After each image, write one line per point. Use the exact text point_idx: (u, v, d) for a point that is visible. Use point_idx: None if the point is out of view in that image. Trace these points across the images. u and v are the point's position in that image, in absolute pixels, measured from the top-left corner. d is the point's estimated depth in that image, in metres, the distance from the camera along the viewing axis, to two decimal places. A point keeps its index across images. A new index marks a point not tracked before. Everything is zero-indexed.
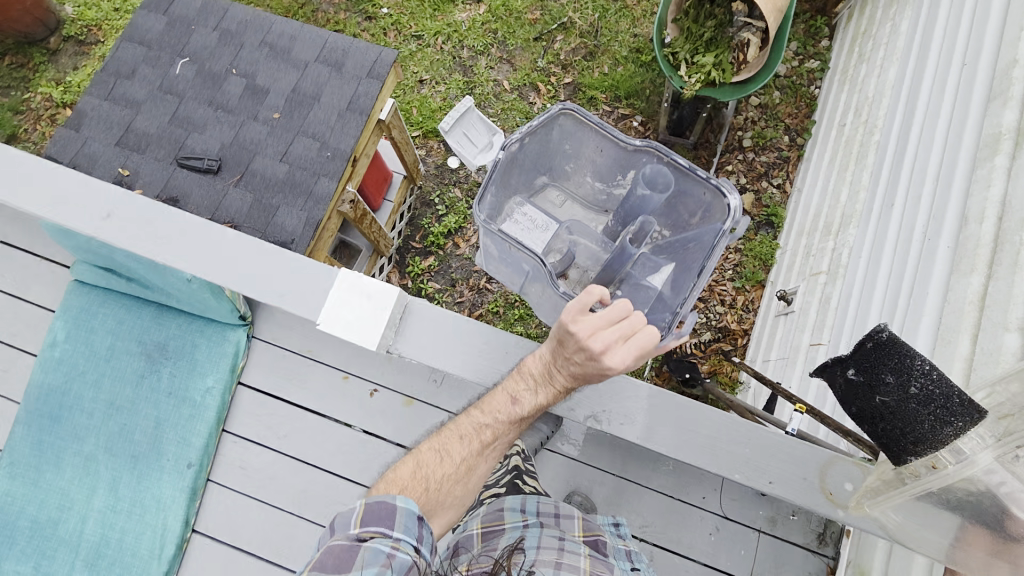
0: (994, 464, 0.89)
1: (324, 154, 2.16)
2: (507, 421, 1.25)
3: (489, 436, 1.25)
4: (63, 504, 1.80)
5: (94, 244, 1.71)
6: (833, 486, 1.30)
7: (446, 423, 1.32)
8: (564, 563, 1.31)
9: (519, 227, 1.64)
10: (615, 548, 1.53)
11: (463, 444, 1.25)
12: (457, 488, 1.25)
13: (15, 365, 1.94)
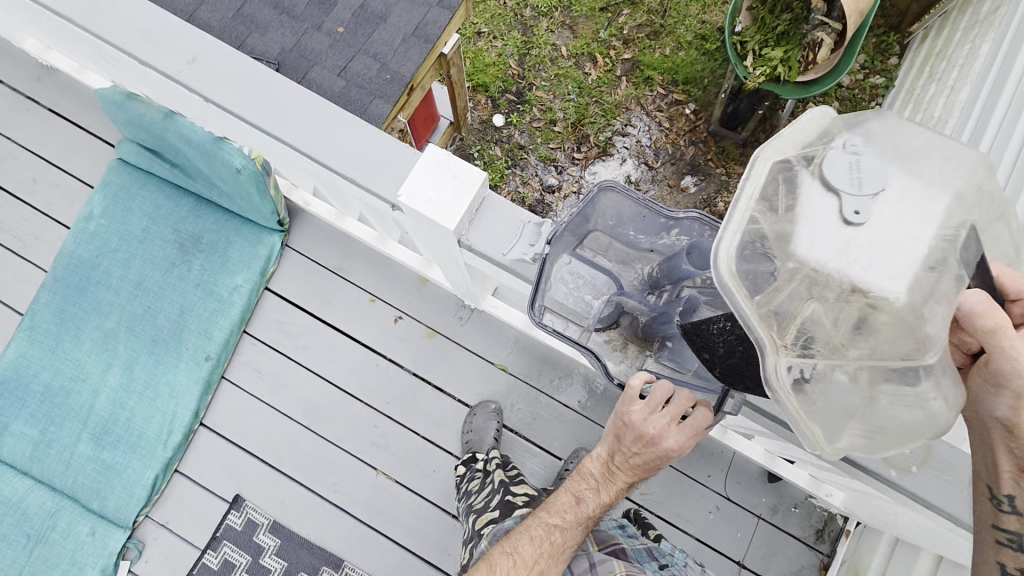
0: (793, 360, 0.76)
1: (383, 76, 2.13)
2: (570, 521, 1.20)
3: (556, 541, 1.20)
4: (77, 376, 1.79)
5: (145, 119, 1.66)
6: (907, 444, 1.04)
7: (514, 528, 1.27)
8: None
9: (566, 296, 1.13)
10: (635, 550, 1.50)
11: (530, 552, 1.20)
12: None
13: (46, 233, 1.92)
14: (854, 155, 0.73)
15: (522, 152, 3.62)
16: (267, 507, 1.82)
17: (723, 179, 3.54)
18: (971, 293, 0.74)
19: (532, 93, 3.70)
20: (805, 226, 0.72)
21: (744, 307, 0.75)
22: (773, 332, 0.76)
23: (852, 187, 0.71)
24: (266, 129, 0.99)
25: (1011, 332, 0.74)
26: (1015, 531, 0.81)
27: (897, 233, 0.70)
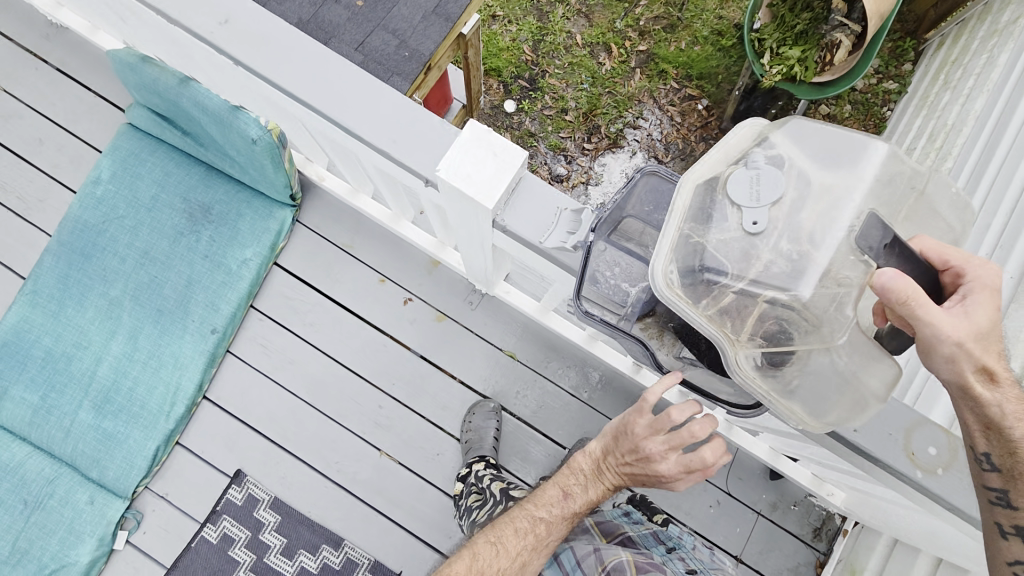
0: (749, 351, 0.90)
1: (401, 53, 2.09)
2: (558, 513, 1.26)
3: (543, 533, 1.24)
4: (79, 343, 1.75)
5: (158, 83, 1.61)
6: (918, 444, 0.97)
7: (498, 517, 1.30)
8: (611, 569, 1.31)
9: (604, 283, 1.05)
10: (642, 536, 1.52)
11: (516, 542, 1.23)
12: None
13: (51, 196, 1.88)
14: (755, 171, 0.88)
15: (532, 139, 3.59)
16: (269, 483, 1.81)
17: None
18: (880, 272, 0.82)
19: (545, 80, 3.66)
20: (717, 237, 0.89)
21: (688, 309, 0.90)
22: (724, 327, 0.90)
23: (752, 202, 0.87)
24: (297, 97, 0.96)
25: (925, 300, 0.82)
26: (999, 488, 0.91)
27: (801, 234, 0.84)
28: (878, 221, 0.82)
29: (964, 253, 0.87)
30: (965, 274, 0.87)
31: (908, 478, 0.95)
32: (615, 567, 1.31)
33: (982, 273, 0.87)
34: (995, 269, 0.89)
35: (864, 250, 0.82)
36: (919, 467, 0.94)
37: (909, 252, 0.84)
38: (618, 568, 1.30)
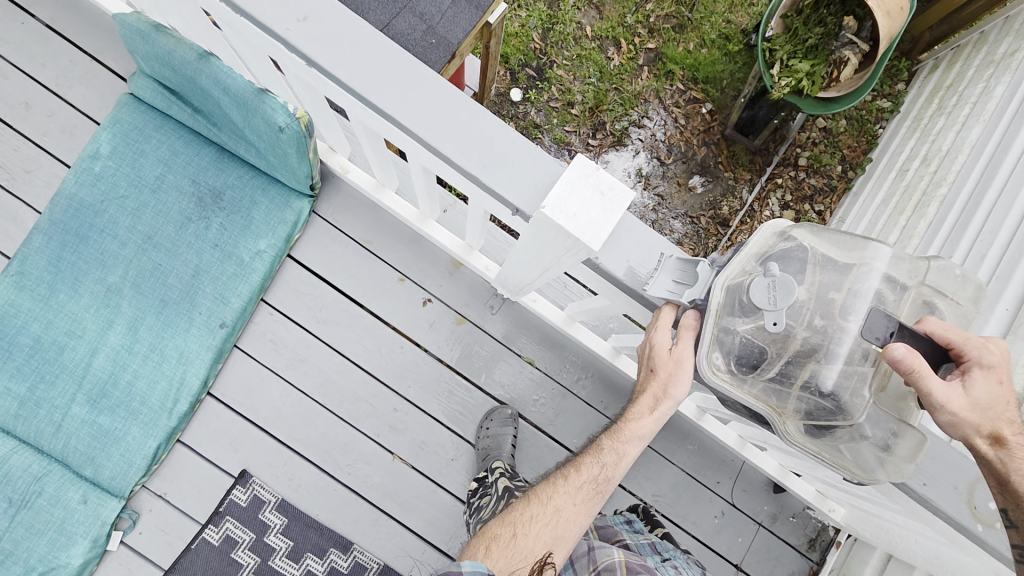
0: (801, 427, 0.96)
1: (428, 40, 2.01)
2: (590, 454, 1.20)
3: (582, 479, 1.16)
4: (73, 332, 1.62)
5: (173, 56, 1.47)
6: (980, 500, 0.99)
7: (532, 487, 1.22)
8: (602, 569, 1.19)
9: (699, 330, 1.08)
10: (639, 544, 1.40)
11: (552, 493, 1.16)
12: (546, 532, 1.09)
13: (39, 167, 1.72)
14: (770, 278, 0.91)
15: (537, 131, 3.53)
16: (275, 484, 1.74)
17: (730, 183, 3.59)
18: (890, 347, 0.85)
19: (552, 71, 3.59)
20: (748, 327, 0.95)
21: (739, 388, 0.97)
22: (769, 403, 0.97)
23: (770, 306, 0.90)
24: (373, 106, 0.88)
25: (928, 374, 0.85)
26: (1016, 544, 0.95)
27: (832, 308, 0.92)
28: (878, 316, 0.87)
29: (965, 331, 0.90)
30: (966, 354, 0.89)
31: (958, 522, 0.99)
32: (606, 567, 1.18)
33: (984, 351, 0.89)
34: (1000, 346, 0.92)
35: (870, 341, 0.88)
36: (980, 521, 0.98)
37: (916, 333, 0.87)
38: (609, 568, 1.18)
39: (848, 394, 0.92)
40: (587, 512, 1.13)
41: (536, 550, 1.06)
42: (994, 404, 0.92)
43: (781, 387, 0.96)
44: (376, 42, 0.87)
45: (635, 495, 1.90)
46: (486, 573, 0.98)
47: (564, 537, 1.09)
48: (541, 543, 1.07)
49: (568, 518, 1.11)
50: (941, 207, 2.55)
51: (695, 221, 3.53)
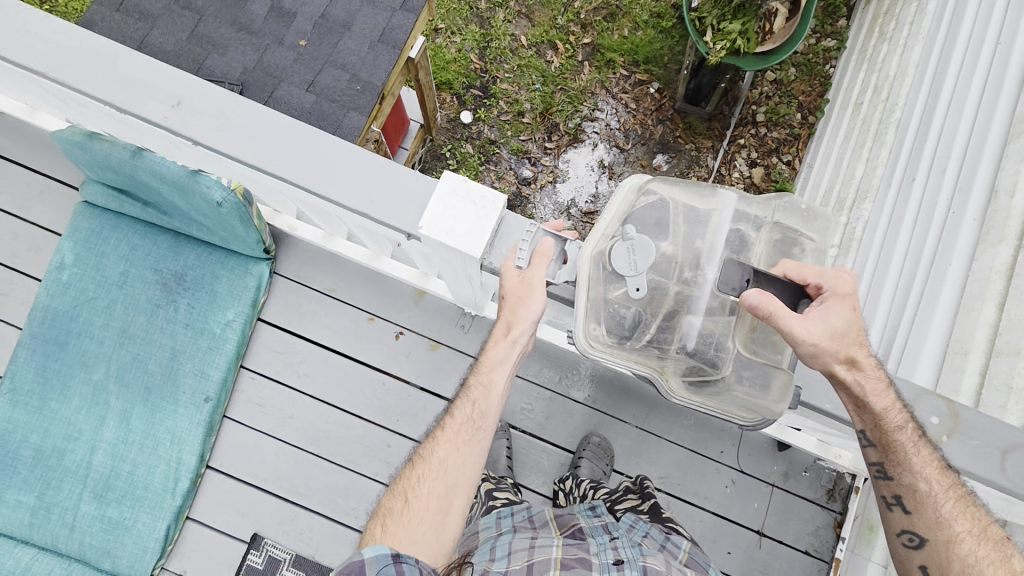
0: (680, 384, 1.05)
1: (354, 87, 2.07)
2: (461, 398, 1.10)
3: (457, 421, 1.09)
4: (70, 435, 1.70)
5: (113, 159, 1.57)
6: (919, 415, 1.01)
7: (415, 451, 1.13)
8: (536, 562, 1.07)
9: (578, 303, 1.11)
10: (592, 527, 1.21)
11: (433, 447, 1.08)
12: (438, 487, 1.03)
13: (14, 288, 1.81)
14: (630, 241, 0.96)
15: (494, 146, 3.56)
16: (287, 540, 1.77)
17: (693, 154, 3.61)
18: (745, 295, 0.90)
19: (496, 86, 3.63)
20: (618, 294, 0.99)
21: (618, 354, 1.04)
22: (651, 365, 1.05)
23: (633, 271, 0.96)
24: (259, 171, 0.93)
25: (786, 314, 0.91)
26: (877, 462, 1.06)
27: (698, 258, 0.99)
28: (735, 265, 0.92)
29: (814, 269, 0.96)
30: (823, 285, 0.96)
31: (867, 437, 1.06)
32: (541, 561, 1.07)
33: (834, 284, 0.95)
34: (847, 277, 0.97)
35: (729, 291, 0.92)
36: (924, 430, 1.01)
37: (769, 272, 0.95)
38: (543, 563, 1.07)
39: (712, 353, 0.99)
40: (475, 451, 1.06)
41: (430, 509, 1.01)
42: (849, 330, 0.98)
43: (659, 350, 1.02)
44: (253, 112, 0.93)
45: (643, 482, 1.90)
46: (389, 555, 0.92)
47: (456, 485, 1.03)
48: (434, 499, 1.02)
49: (454, 465, 1.05)
50: (897, 134, 2.59)
51: None
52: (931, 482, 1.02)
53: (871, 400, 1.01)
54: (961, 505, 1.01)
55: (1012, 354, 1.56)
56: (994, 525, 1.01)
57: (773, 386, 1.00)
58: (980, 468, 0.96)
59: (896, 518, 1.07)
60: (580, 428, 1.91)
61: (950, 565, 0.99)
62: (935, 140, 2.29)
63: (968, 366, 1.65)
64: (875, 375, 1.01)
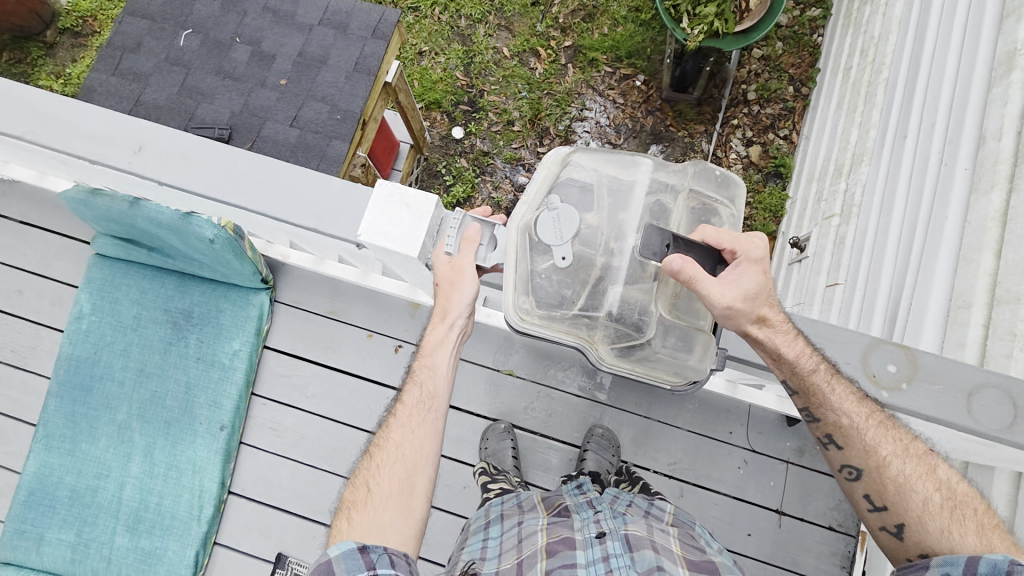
0: (608, 352, 1.15)
1: (335, 117, 2.16)
2: (409, 385, 1.17)
3: (409, 407, 1.14)
4: (101, 473, 1.81)
5: (114, 211, 1.68)
6: (876, 368, 1.02)
7: (369, 445, 1.16)
8: (525, 557, 1.12)
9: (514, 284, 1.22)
10: (577, 503, 1.31)
11: (389, 435, 1.13)
12: (399, 469, 1.08)
13: (42, 342, 1.96)
14: (554, 211, 1.07)
15: (487, 158, 3.62)
16: (310, 558, 1.83)
17: (687, 141, 3.60)
18: (667, 261, 1.00)
19: (484, 99, 3.71)
20: (546, 265, 1.11)
21: (551, 325, 1.14)
22: (582, 334, 1.15)
23: (559, 239, 1.07)
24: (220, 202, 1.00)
25: (703, 278, 1.01)
26: (803, 408, 1.13)
27: (620, 227, 1.13)
28: (654, 232, 0.99)
29: (732, 235, 1.05)
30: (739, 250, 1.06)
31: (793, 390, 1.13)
32: (529, 556, 1.12)
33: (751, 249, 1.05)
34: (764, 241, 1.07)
35: (650, 257, 0.99)
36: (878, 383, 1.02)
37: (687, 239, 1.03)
38: (531, 556, 1.12)
39: (637, 317, 1.12)
40: (430, 432, 1.12)
41: (393, 491, 1.05)
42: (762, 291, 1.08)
43: (590, 320, 1.13)
44: (211, 149, 1.01)
45: (653, 470, 1.89)
46: (355, 547, 0.97)
47: (416, 467, 1.08)
48: (396, 481, 1.06)
49: (412, 449, 1.10)
50: (887, 93, 2.52)
51: None
52: (852, 416, 1.09)
53: (783, 350, 1.08)
54: (885, 430, 1.08)
55: (1013, 300, 1.49)
56: (916, 442, 1.10)
57: (693, 343, 1.15)
58: (948, 413, 0.97)
59: (833, 454, 1.14)
60: (584, 422, 1.93)
61: (887, 489, 1.07)
62: (923, 93, 2.22)
63: (971, 318, 1.60)
64: (783, 326, 1.08)
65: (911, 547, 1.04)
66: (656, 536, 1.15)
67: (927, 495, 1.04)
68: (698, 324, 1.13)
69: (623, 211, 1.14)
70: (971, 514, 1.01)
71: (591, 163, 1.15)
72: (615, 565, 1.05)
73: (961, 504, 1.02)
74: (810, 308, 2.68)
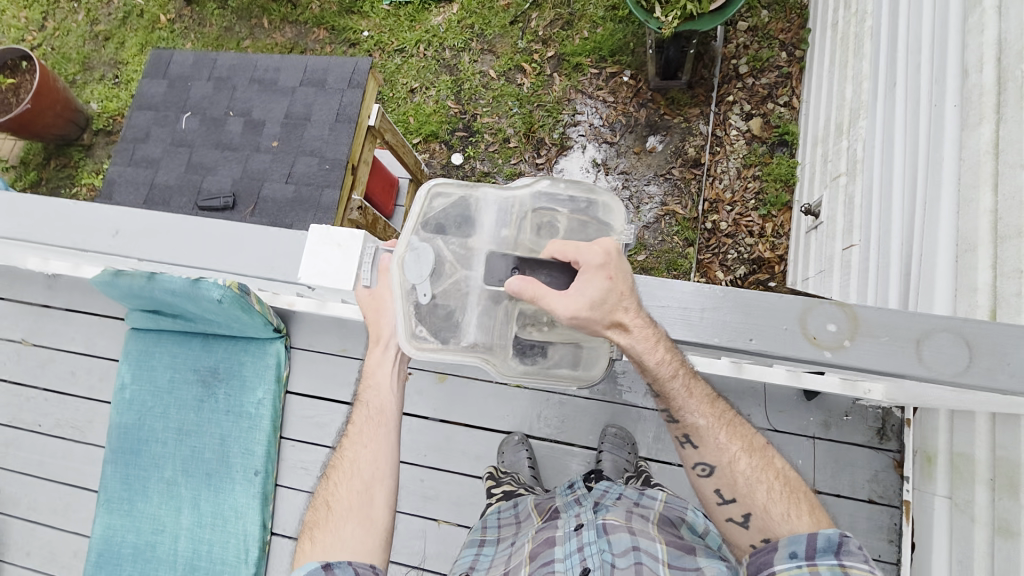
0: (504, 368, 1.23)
1: (324, 167, 2.29)
2: (358, 409, 1.32)
3: (361, 425, 1.29)
4: (157, 528, 1.98)
5: (135, 288, 1.86)
6: (815, 328, 0.87)
7: (329, 466, 1.31)
8: (511, 566, 1.22)
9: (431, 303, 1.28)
10: (568, 502, 1.39)
11: (345, 455, 1.28)
12: (356, 484, 1.23)
13: (97, 415, 2.17)
14: (415, 250, 1.09)
15: (489, 178, 3.70)
16: None
17: (683, 126, 3.55)
18: (507, 284, 0.98)
19: (478, 122, 3.81)
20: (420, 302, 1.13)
21: (444, 351, 1.17)
22: (482, 354, 1.20)
23: (420, 278, 1.10)
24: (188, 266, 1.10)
25: (545, 294, 0.97)
26: (664, 409, 1.17)
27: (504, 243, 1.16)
28: (495, 259, 1.01)
29: (575, 245, 0.99)
30: (582, 259, 0.98)
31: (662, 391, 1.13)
32: (515, 564, 1.21)
33: (591, 257, 0.98)
34: (614, 247, 1.00)
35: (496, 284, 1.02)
36: (823, 346, 0.86)
37: (535, 261, 1.00)
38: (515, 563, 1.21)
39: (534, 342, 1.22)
40: (381, 445, 1.26)
41: (353, 506, 1.20)
42: (608, 296, 0.97)
43: (484, 343, 1.19)
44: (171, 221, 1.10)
45: (674, 463, 1.87)
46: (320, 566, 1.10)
47: (374, 480, 1.22)
48: (355, 496, 1.21)
49: (369, 464, 1.24)
50: (873, 41, 2.42)
51: (668, 176, 3.50)
52: (705, 416, 1.15)
53: (645, 357, 1.00)
54: (733, 429, 1.16)
55: (1015, 235, 1.40)
56: (758, 437, 1.19)
57: (584, 361, 1.26)
58: (896, 364, 0.84)
59: (689, 453, 1.18)
60: (597, 423, 1.93)
61: (737, 483, 1.14)
62: (906, 34, 2.12)
63: (978, 261, 1.49)
64: (644, 334, 0.97)
65: (755, 533, 1.14)
66: (634, 522, 1.22)
67: (769, 485, 1.14)
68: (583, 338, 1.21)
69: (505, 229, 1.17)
70: (803, 500, 1.14)
71: (457, 190, 1.16)
72: (587, 553, 1.14)
73: (795, 489, 1.15)
74: (830, 275, 2.57)
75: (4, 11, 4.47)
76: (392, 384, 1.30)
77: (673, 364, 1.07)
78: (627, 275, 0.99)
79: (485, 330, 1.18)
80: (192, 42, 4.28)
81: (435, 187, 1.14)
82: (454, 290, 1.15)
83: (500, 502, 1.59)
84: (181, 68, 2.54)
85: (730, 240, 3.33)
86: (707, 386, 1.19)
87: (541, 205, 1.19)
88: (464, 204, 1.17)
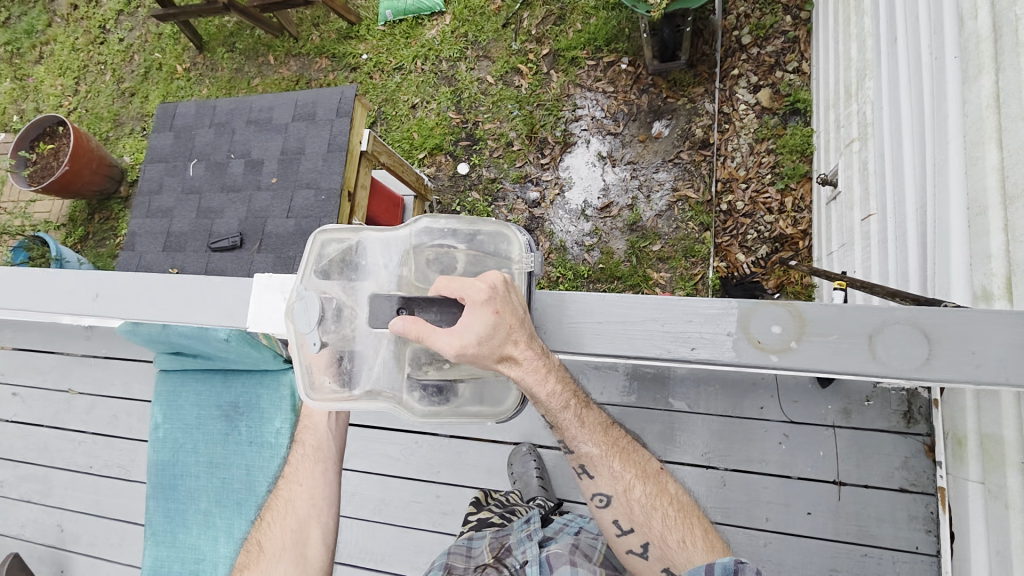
0: (406, 409, 1.15)
1: (320, 198, 2.35)
2: (296, 454, 1.54)
3: (297, 467, 1.52)
4: (198, 558, 2.09)
5: (154, 333, 1.98)
6: (770, 338, 1.04)
7: (271, 505, 1.53)
8: None
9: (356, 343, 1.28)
10: (518, 538, 1.44)
11: (285, 496, 1.50)
12: (290, 523, 1.45)
13: (139, 454, 2.32)
14: (304, 299, 1.11)
15: (496, 183, 3.69)
16: None
17: (688, 107, 3.44)
18: (392, 324, 1.05)
19: (481, 129, 3.81)
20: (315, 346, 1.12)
21: (349, 400, 1.14)
22: (387, 395, 1.16)
23: (308, 325, 1.11)
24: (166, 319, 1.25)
25: (432, 333, 1.03)
26: (560, 441, 1.20)
27: (402, 283, 1.17)
28: (380, 300, 1.10)
29: (461, 282, 1.04)
30: (467, 295, 1.03)
31: (556, 424, 1.16)
32: None
33: (475, 293, 1.03)
34: (499, 281, 1.05)
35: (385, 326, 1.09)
36: (778, 353, 1.03)
37: (422, 300, 1.08)
38: None
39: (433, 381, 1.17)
40: (312, 486, 1.49)
41: (286, 541, 1.42)
42: (498, 330, 1.03)
43: (388, 386, 1.17)
44: (146, 282, 1.27)
45: (686, 462, 1.83)
46: None
47: (308, 519, 1.44)
48: (290, 533, 1.43)
49: (304, 503, 1.47)
50: None
51: (678, 160, 3.39)
52: (600, 445, 1.19)
53: (536, 391, 1.08)
54: (626, 457, 1.20)
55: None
56: (652, 463, 1.24)
57: (491, 394, 1.17)
58: (853, 364, 1.00)
59: (589, 483, 1.22)
60: None
61: (634, 512, 1.19)
62: None
63: (989, 225, 1.36)
64: (533, 364, 1.07)
65: (655, 562, 1.20)
66: (577, 556, 1.33)
67: (664, 512, 1.19)
68: (481, 370, 1.14)
69: (404, 267, 1.18)
70: (695, 523, 1.21)
71: (350, 236, 1.17)
72: None
73: (686, 512, 1.22)
74: (852, 248, 2.42)
75: (41, 81, 4.82)
76: (331, 427, 1.53)
77: (563, 396, 1.13)
78: (510, 311, 1.05)
79: (378, 373, 1.17)
80: (207, 87, 4.49)
81: (326, 234, 1.16)
82: (350, 337, 1.17)
83: (467, 533, 1.54)
84: (185, 119, 2.68)
85: (749, 219, 3.18)
86: (602, 415, 1.22)
87: (437, 241, 1.18)
88: (358, 247, 1.18)
